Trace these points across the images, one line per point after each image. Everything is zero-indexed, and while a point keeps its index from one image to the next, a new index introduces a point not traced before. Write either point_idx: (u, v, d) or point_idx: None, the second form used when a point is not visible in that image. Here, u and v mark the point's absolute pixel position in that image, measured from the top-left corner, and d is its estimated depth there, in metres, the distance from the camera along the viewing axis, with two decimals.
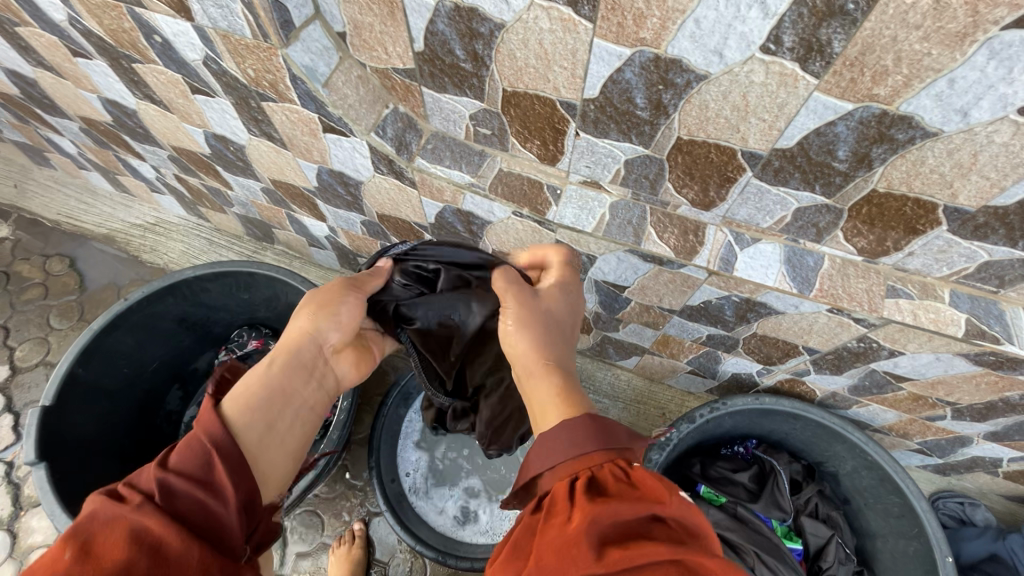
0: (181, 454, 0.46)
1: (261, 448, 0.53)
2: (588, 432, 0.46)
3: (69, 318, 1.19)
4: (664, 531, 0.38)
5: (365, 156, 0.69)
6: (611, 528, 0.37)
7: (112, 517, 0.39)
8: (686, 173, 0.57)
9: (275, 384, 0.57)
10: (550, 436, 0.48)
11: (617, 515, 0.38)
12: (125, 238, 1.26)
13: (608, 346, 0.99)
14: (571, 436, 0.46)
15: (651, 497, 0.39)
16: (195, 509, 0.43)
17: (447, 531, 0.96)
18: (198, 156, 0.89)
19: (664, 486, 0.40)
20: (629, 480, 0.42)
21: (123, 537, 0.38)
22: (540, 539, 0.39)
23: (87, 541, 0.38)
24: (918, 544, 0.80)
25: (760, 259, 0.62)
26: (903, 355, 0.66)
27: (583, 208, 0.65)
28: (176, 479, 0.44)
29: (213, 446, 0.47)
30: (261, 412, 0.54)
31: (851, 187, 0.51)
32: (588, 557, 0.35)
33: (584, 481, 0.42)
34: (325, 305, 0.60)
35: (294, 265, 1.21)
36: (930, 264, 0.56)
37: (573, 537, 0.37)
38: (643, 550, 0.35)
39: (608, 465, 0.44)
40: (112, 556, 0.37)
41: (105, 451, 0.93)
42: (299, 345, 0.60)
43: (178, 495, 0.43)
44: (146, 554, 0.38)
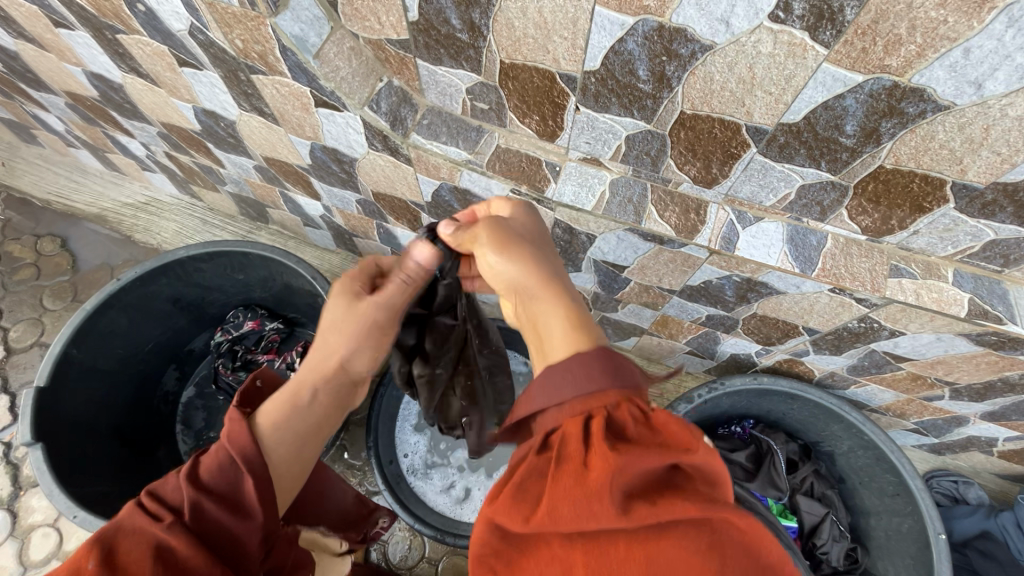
0: (207, 470, 0.48)
1: (284, 466, 0.53)
2: (601, 371, 0.43)
3: (63, 299, 1.18)
4: (690, 482, 0.37)
5: (359, 132, 0.67)
6: (637, 478, 0.36)
7: (141, 532, 0.43)
8: (688, 149, 0.55)
9: (306, 412, 0.55)
10: (556, 374, 0.44)
11: (644, 467, 0.36)
12: (116, 217, 1.24)
13: (606, 326, 0.99)
14: (585, 373, 0.43)
15: (678, 445, 0.37)
16: (216, 525, 0.47)
17: (445, 509, 0.97)
18: (189, 132, 0.86)
19: (689, 433, 0.39)
20: (647, 421, 0.40)
21: (147, 552, 0.42)
22: (555, 483, 0.37)
23: (111, 552, 0.42)
24: (911, 522, 0.81)
25: (762, 238, 0.61)
26: (904, 335, 0.66)
27: (583, 184, 0.64)
28: (207, 498, 0.47)
29: (242, 466, 0.49)
30: (292, 437, 0.53)
31: (857, 163, 0.50)
32: (613, 514, 0.35)
33: (601, 420, 0.40)
34: (364, 335, 0.57)
35: (289, 245, 1.20)
36: (935, 243, 0.55)
37: (596, 493, 0.35)
38: (672, 507, 0.35)
39: (624, 404, 0.41)
40: (137, 571, 0.41)
41: (101, 431, 0.93)
42: (338, 376, 0.56)
43: (202, 511, 0.46)
44: (169, 567, 0.42)
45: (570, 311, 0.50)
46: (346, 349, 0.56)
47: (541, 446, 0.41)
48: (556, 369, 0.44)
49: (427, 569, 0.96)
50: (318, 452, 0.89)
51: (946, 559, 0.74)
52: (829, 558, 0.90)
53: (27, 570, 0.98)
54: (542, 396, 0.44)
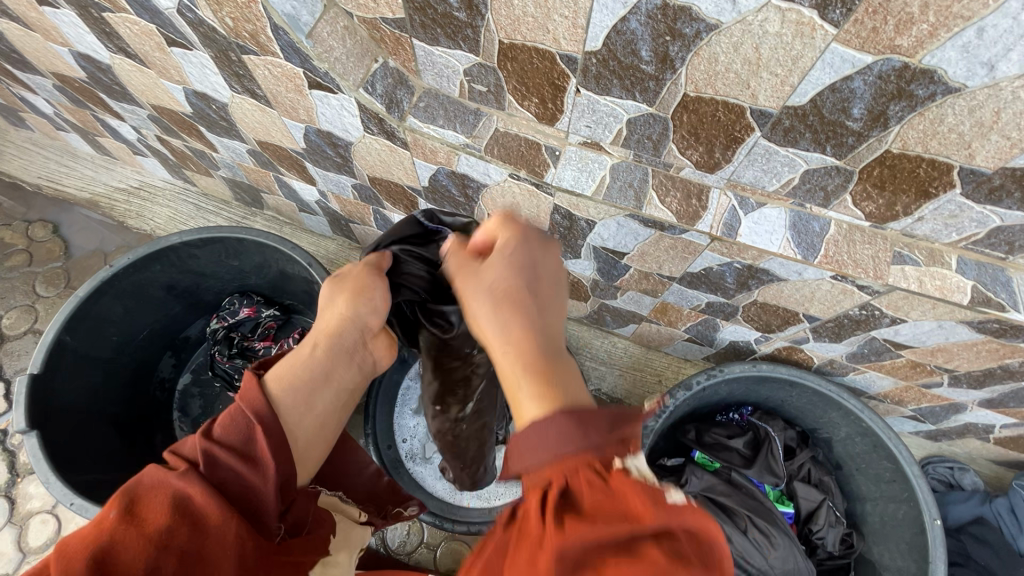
0: (226, 427, 0.50)
1: (303, 425, 0.56)
2: (573, 430, 0.37)
3: (56, 285, 1.17)
4: (654, 550, 0.32)
5: (354, 115, 0.66)
6: (589, 553, 0.32)
7: (158, 482, 0.44)
8: (691, 133, 0.54)
9: (312, 368, 0.57)
10: (528, 433, 0.38)
11: (590, 541, 0.32)
12: (108, 202, 1.22)
13: (605, 313, 0.98)
14: (556, 437, 0.37)
15: (631, 513, 0.33)
16: (234, 480, 0.48)
17: (445, 495, 0.97)
18: (180, 115, 0.84)
19: (648, 497, 0.34)
20: (609, 487, 0.35)
21: (166, 501, 0.43)
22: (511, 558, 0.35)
23: (133, 504, 0.43)
24: (907, 508, 0.81)
25: (765, 224, 0.60)
26: (905, 322, 0.66)
27: (583, 169, 0.62)
28: (220, 448, 0.48)
29: (258, 424, 0.51)
30: (306, 394, 0.56)
31: (864, 147, 0.49)
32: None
33: (556, 493, 0.35)
34: (360, 288, 0.59)
35: (284, 231, 1.19)
36: (939, 230, 0.54)
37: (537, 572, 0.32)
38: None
39: (583, 468, 0.36)
40: (155, 521, 0.42)
41: (97, 418, 0.92)
42: (337, 330, 0.59)
43: (221, 465, 0.47)
44: (186, 521, 0.42)
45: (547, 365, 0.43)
46: (341, 303, 0.59)
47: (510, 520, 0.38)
48: (537, 425, 0.38)
49: (427, 554, 0.96)
50: None
51: (940, 545, 0.75)
52: (824, 543, 0.89)
53: (27, 556, 0.98)
54: (520, 456, 0.38)
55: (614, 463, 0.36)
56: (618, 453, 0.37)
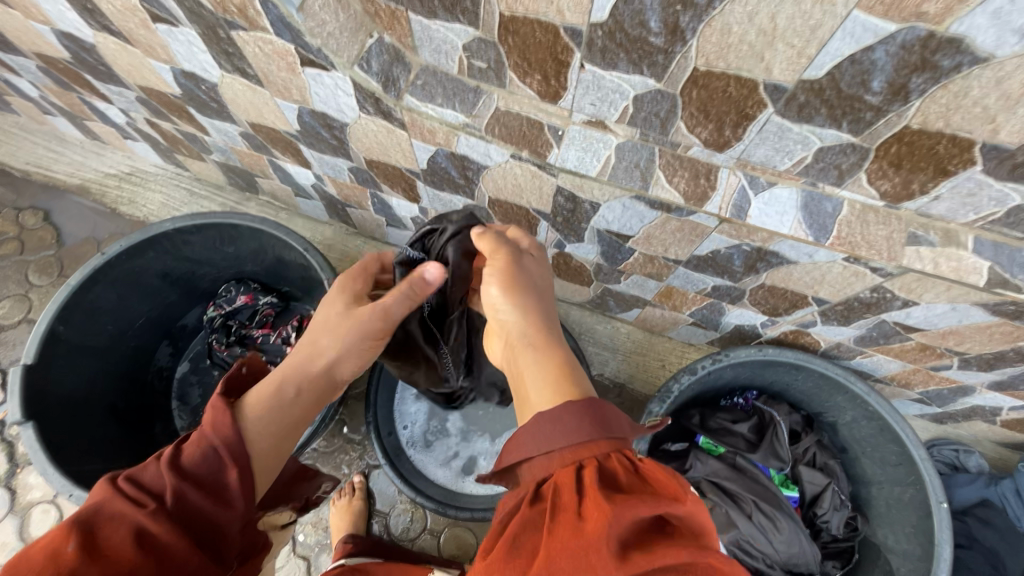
0: (195, 462, 0.47)
1: (262, 457, 0.54)
2: (588, 420, 0.42)
3: (49, 274, 1.15)
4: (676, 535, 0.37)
5: (349, 94, 0.63)
6: (629, 528, 0.36)
7: (121, 517, 0.42)
8: (700, 110, 0.51)
9: (292, 408, 0.58)
10: (540, 424, 0.44)
11: (634, 517, 0.36)
12: (99, 188, 1.20)
13: (608, 298, 0.97)
14: (574, 420, 0.43)
15: (667, 496, 0.38)
16: (197, 517, 0.45)
17: (448, 482, 0.97)
18: (168, 96, 0.82)
19: (677, 483, 0.39)
20: (639, 473, 0.40)
21: (131, 537, 0.41)
22: (551, 538, 0.36)
23: (93, 538, 0.40)
24: (912, 491, 0.80)
25: (775, 205, 0.58)
26: (917, 305, 0.64)
27: (587, 149, 0.60)
28: (190, 487, 0.45)
29: (229, 455, 0.49)
30: (274, 422, 0.56)
31: (881, 123, 0.47)
32: (608, 561, 0.33)
33: (594, 472, 0.40)
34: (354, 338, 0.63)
35: (280, 217, 1.16)
36: (956, 209, 0.52)
37: (591, 541, 0.34)
38: (659, 553, 0.35)
39: (613, 455, 0.41)
40: (122, 557, 0.40)
41: (95, 409, 0.91)
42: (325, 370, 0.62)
43: (188, 501, 0.45)
44: (151, 555, 0.41)
45: (563, 364, 0.52)
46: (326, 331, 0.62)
47: (533, 502, 0.40)
48: (547, 418, 0.43)
49: (429, 541, 0.96)
50: (318, 427, 0.87)
51: (947, 527, 0.74)
52: (829, 526, 0.89)
53: None
54: (530, 441, 0.43)
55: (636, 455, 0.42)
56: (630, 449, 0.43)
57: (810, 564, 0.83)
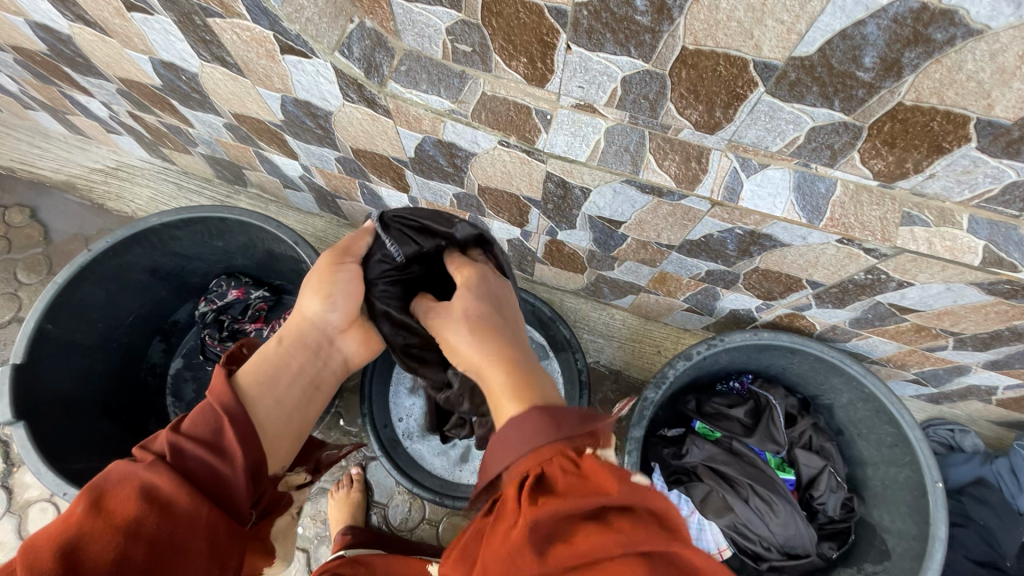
0: (195, 421, 0.48)
1: (268, 416, 0.56)
2: (540, 425, 0.43)
3: (38, 272, 1.13)
4: (620, 517, 0.37)
5: (331, 81, 0.62)
6: (561, 522, 0.37)
7: (124, 475, 0.42)
8: (690, 91, 0.50)
9: (279, 362, 0.60)
10: (506, 432, 0.44)
11: (565, 508, 0.37)
12: (86, 184, 1.18)
13: (602, 285, 0.96)
14: (528, 430, 0.43)
15: (598, 488, 0.37)
16: (202, 473, 0.45)
17: (445, 472, 0.98)
18: (149, 88, 0.80)
19: (612, 474, 0.38)
20: (579, 472, 0.39)
21: (133, 492, 0.41)
22: (492, 548, 0.39)
23: (100, 498, 0.41)
24: (908, 472, 0.80)
25: (768, 186, 0.57)
26: (912, 286, 0.64)
27: (576, 134, 0.59)
28: (187, 441, 0.45)
29: (225, 413, 0.49)
30: (271, 385, 0.57)
31: (874, 101, 0.46)
32: (531, 558, 0.35)
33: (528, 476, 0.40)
34: (326, 287, 0.62)
35: (269, 210, 1.15)
36: (951, 187, 0.51)
37: (518, 539, 0.36)
38: (592, 537, 0.36)
39: (556, 458, 0.40)
40: (124, 512, 0.40)
41: (87, 407, 0.91)
42: (304, 325, 0.62)
43: (188, 456, 0.45)
44: (155, 509, 0.41)
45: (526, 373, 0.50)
46: (313, 301, 0.62)
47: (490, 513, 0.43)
48: (511, 429, 0.44)
49: (429, 531, 0.96)
50: None
51: (943, 507, 0.74)
52: (825, 508, 0.89)
53: None
54: (497, 458, 0.44)
55: (581, 452, 0.41)
56: (585, 444, 0.42)
57: (808, 547, 0.83)
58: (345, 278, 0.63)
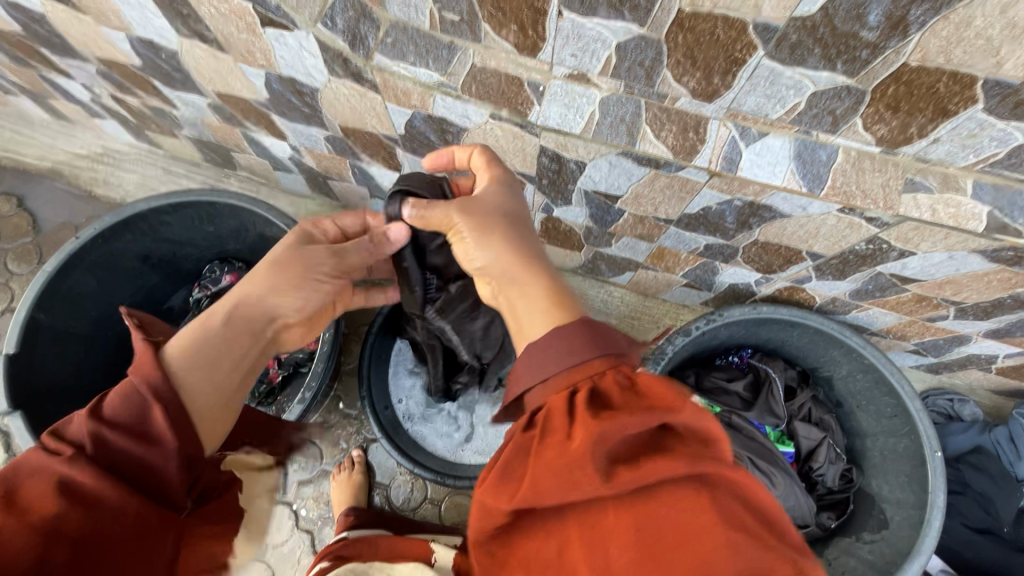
0: (116, 403, 0.43)
1: (210, 407, 0.50)
2: (584, 340, 0.43)
3: (28, 261, 1.11)
4: (682, 443, 0.36)
5: (316, 55, 0.59)
6: (624, 444, 0.36)
7: (40, 469, 0.38)
8: (687, 56, 0.48)
9: (218, 344, 0.54)
10: (535, 351, 0.44)
11: (626, 431, 0.35)
12: (72, 170, 1.16)
13: (600, 262, 0.95)
14: (565, 347, 0.43)
15: (659, 407, 0.36)
16: (128, 463, 0.41)
17: (445, 453, 0.97)
18: (130, 68, 0.78)
19: (675, 393, 0.37)
20: (634, 389, 0.39)
21: (51, 487, 0.37)
22: (538, 463, 0.36)
23: (12, 493, 0.37)
24: (906, 442, 0.81)
25: (767, 155, 0.55)
26: (914, 255, 0.63)
27: (570, 105, 0.57)
28: (110, 431, 0.41)
29: (156, 397, 0.44)
30: (212, 368, 0.51)
31: (878, 62, 0.44)
32: (594, 479, 0.34)
33: (585, 392, 0.39)
34: (299, 274, 0.62)
35: (261, 192, 1.13)
36: (956, 152, 0.50)
37: (578, 459, 0.35)
38: (653, 466, 0.35)
39: (608, 372, 0.41)
40: (42, 507, 0.36)
41: (83, 396, 0.90)
42: (252, 308, 0.59)
43: (114, 447, 0.41)
44: (75, 505, 0.37)
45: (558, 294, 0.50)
46: (278, 283, 0.61)
47: (529, 425, 0.40)
48: (553, 339, 0.44)
49: (430, 510, 0.97)
50: (309, 404, 0.87)
51: (940, 475, 0.74)
52: (824, 479, 0.89)
53: None
54: (527, 372, 0.43)
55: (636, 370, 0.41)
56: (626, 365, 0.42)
57: (806, 517, 0.84)
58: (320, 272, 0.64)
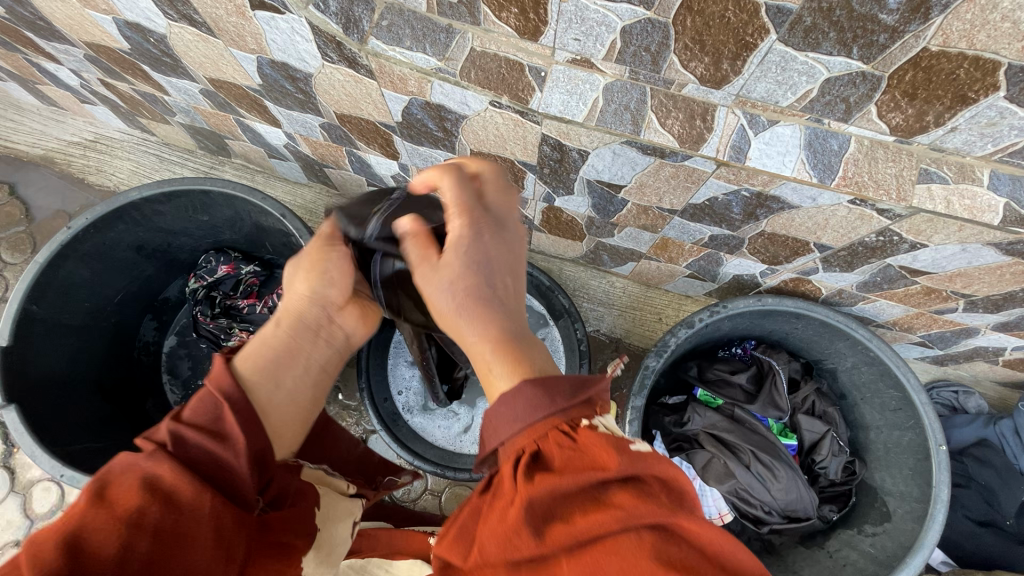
0: (194, 408, 0.45)
1: (275, 402, 0.50)
2: (540, 395, 0.38)
3: (22, 251, 1.10)
4: (621, 493, 0.34)
5: (308, 39, 0.57)
6: (560, 500, 0.35)
7: (127, 465, 0.40)
8: (695, 41, 0.46)
9: (273, 345, 0.52)
10: (496, 407, 0.40)
11: (561, 486, 0.34)
12: (64, 158, 1.14)
13: (602, 252, 0.94)
14: (523, 406, 0.38)
15: (594, 464, 0.35)
16: (205, 462, 0.42)
17: (445, 445, 0.97)
18: (118, 53, 0.75)
19: (610, 447, 0.35)
20: (576, 444, 0.36)
21: (135, 483, 0.38)
22: (484, 529, 0.36)
23: (102, 488, 0.38)
24: (911, 435, 0.80)
25: (777, 144, 0.53)
26: (925, 248, 0.61)
27: (572, 92, 0.55)
28: (188, 429, 0.43)
29: (226, 400, 0.45)
30: (274, 371, 0.50)
31: (896, 47, 0.42)
32: (530, 542, 0.33)
33: (529, 454, 0.37)
34: (318, 266, 0.53)
35: (256, 181, 1.11)
36: (973, 141, 0.48)
37: (512, 526, 0.34)
38: (589, 521, 0.33)
39: (554, 431, 0.37)
40: (126, 501, 0.37)
41: (80, 388, 0.89)
42: (299, 309, 0.53)
43: (191, 445, 0.42)
44: (157, 500, 0.38)
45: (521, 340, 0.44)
46: (302, 284, 0.53)
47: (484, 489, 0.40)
48: (506, 397, 0.39)
49: (431, 501, 0.97)
50: None
51: (945, 469, 0.74)
52: (827, 472, 0.89)
53: (35, 522, 0.99)
54: (495, 428, 0.39)
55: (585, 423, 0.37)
56: (586, 414, 0.38)
57: (808, 510, 0.83)
58: (340, 260, 0.54)
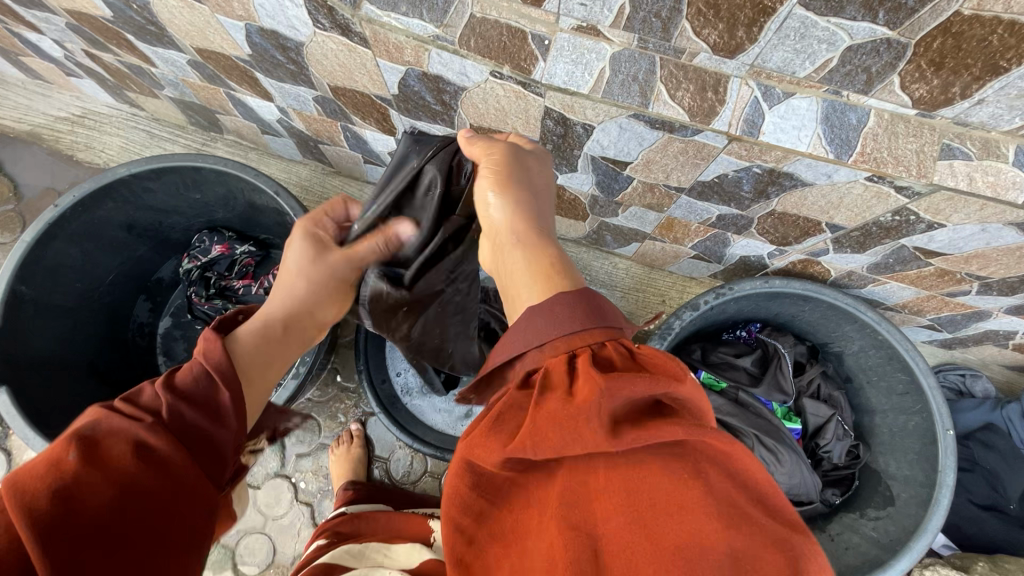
0: (186, 380, 0.47)
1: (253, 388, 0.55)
2: (581, 310, 0.41)
3: (11, 229, 1.07)
4: (683, 411, 0.34)
5: (299, 4, 0.54)
6: (624, 409, 0.34)
7: (122, 429, 0.40)
8: (709, 4, 0.43)
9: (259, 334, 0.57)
10: (534, 317, 0.42)
11: (631, 394, 0.33)
12: (51, 133, 1.10)
13: (605, 232, 0.91)
14: (566, 315, 0.40)
15: (666, 376, 0.35)
16: (197, 434, 0.44)
17: (445, 428, 0.96)
18: (101, 21, 0.72)
19: (678, 366, 0.36)
20: (635, 360, 0.37)
21: (131, 447, 0.39)
22: (536, 419, 0.35)
23: (93, 444, 0.38)
24: (918, 419, 0.79)
25: (793, 118, 0.50)
26: (942, 228, 0.59)
27: (578, 61, 0.52)
28: (185, 405, 0.44)
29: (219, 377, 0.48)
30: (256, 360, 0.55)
31: (926, 11, 0.39)
32: (599, 434, 0.32)
33: (587, 357, 0.37)
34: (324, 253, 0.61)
35: (250, 158, 1.08)
36: (1000, 114, 0.46)
37: (579, 416, 0.33)
38: (655, 431, 0.33)
39: (608, 343, 0.39)
40: (123, 464, 0.38)
41: (73, 369, 0.88)
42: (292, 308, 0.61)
43: (187, 418, 0.44)
44: (153, 466, 0.39)
45: (549, 262, 0.48)
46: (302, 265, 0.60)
47: (524, 385, 0.39)
48: (539, 311, 0.42)
49: (431, 483, 0.96)
50: (303, 380, 0.83)
51: (951, 454, 0.73)
52: (830, 455, 0.88)
53: None
54: (523, 337, 0.41)
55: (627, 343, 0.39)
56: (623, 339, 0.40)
57: (810, 493, 0.83)
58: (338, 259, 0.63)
